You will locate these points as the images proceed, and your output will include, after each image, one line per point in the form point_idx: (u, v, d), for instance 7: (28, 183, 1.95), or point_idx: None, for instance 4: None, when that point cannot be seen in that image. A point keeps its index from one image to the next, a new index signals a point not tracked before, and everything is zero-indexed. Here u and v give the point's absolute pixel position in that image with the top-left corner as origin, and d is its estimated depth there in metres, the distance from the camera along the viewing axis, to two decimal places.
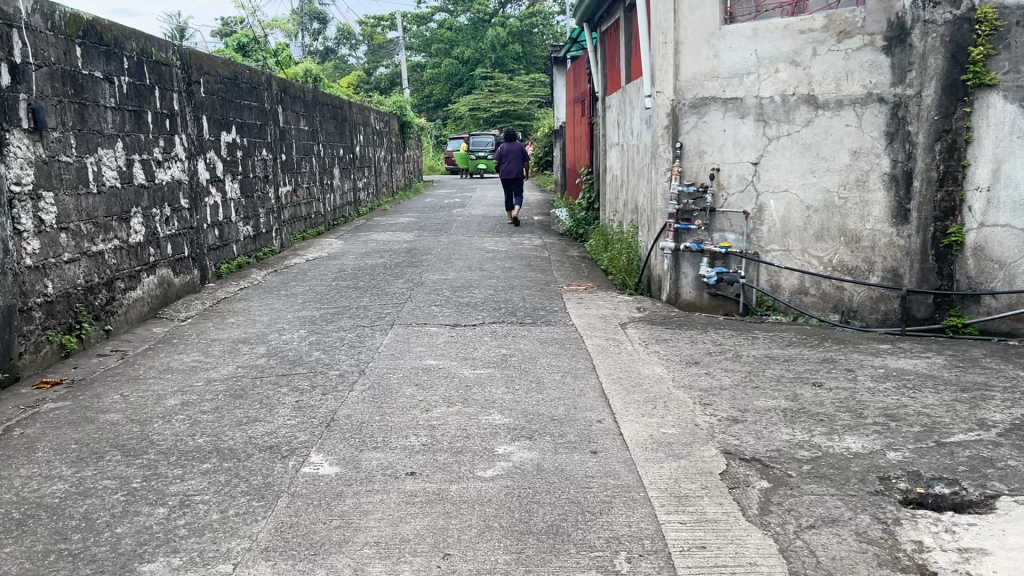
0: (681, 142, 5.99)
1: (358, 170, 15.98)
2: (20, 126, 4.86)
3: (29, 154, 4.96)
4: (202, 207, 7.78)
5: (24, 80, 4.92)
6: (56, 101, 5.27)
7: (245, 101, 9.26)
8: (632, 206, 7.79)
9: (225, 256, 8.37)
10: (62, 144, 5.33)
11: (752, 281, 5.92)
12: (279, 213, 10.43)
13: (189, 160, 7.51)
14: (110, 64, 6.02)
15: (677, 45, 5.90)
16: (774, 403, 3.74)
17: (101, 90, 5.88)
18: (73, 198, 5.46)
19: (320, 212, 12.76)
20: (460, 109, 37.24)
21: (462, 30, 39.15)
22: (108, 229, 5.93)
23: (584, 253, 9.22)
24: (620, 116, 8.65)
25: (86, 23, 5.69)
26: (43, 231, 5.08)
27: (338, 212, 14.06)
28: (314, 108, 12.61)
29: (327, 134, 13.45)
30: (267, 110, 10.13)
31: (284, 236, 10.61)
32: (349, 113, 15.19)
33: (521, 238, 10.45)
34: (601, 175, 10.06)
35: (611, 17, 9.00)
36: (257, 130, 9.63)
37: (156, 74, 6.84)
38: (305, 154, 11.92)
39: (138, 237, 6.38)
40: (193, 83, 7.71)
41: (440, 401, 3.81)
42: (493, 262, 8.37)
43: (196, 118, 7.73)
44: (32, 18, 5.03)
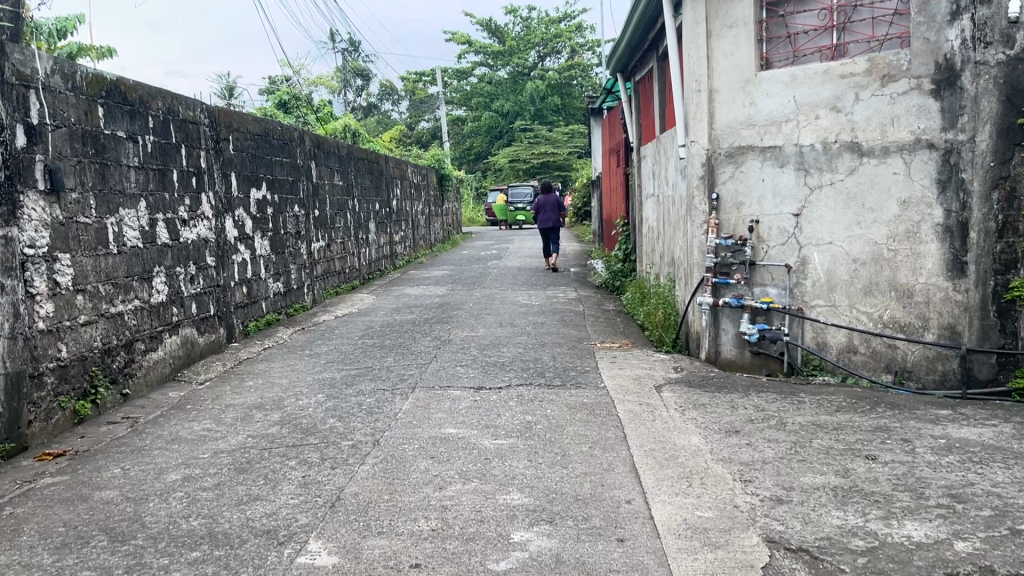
0: (717, 193, 5.79)
1: (394, 224, 15.94)
2: (36, 188, 4.79)
3: (45, 216, 4.87)
4: (230, 264, 7.68)
5: (41, 141, 4.85)
6: (75, 161, 5.20)
7: (277, 157, 9.26)
8: (668, 259, 7.50)
9: (253, 313, 8.25)
10: (80, 205, 5.25)
11: (797, 339, 5.57)
12: (311, 268, 10.33)
13: (216, 218, 7.44)
14: (134, 123, 5.97)
15: (711, 93, 5.76)
16: (823, 480, 3.38)
17: (124, 149, 5.82)
18: (92, 259, 5.36)
19: (355, 267, 12.66)
20: (500, 161, 37.44)
21: (502, 84, 39.57)
22: (128, 289, 5.80)
23: (620, 306, 8.92)
24: (654, 167, 8.45)
25: (109, 83, 5.64)
26: (57, 293, 4.95)
27: (374, 266, 13.97)
28: (349, 163, 12.61)
29: (363, 189, 13.43)
30: (300, 166, 10.11)
31: (316, 291, 10.49)
32: (385, 168, 15.21)
33: (556, 291, 10.18)
34: (637, 226, 9.80)
35: (644, 66, 8.85)
36: (288, 187, 9.60)
37: (183, 132, 6.80)
38: (339, 209, 11.87)
39: (160, 296, 6.27)
40: (222, 141, 7.67)
41: (456, 477, 3.51)
42: (525, 318, 8.11)
43: (224, 175, 7.68)
44: (51, 78, 4.98)
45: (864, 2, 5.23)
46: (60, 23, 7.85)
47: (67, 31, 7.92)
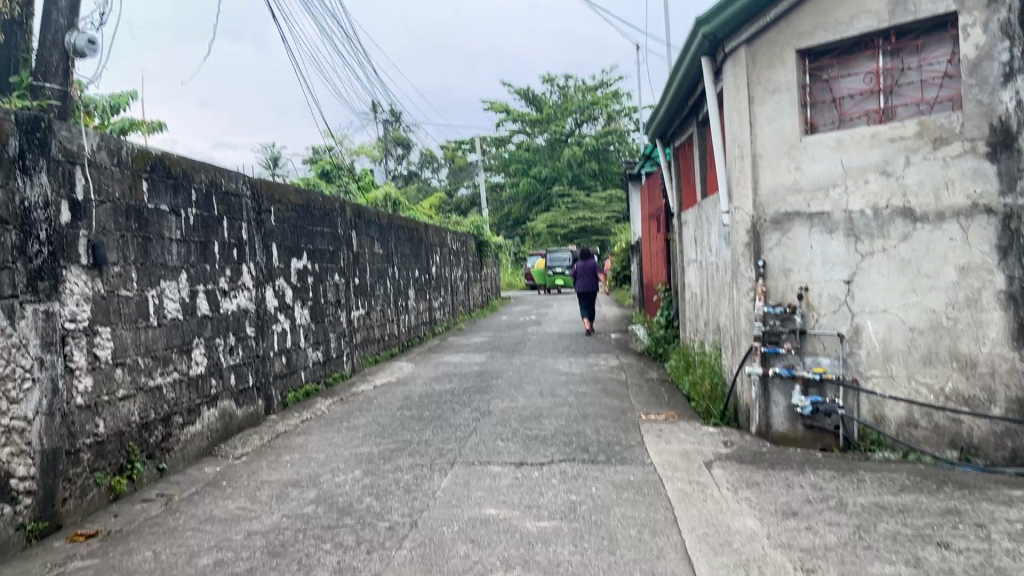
0: (764, 260, 5.64)
1: (433, 291, 15.95)
2: (79, 263, 4.81)
3: (87, 290, 4.88)
4: (269, 334, 7.67)
5: (85, 216, 4.89)
6: (118, 236, 5.23)
7: (318, 227, 9.33)
8: (713, 326, 7.32)
9: (292, 383, 8.20)
10: (122, 278, 5.26)
11: (853, 412, 5.32)
12: (351, 336, 10.31)
13: (256, 288, 7.45)
14: (177, 196, 6.04)
15: (755, 158, 5.67)
16: (893, 570, 3.14)
17: (167, 222, 5.87)
18: (132, 332, 5.35)
19: (394, 334, 12.62)
20: (538, 226, 37.63)
21: (540, 150, 40.04)
22: (167, 362, 5.77)
23: (664, 375, 8.70)
24: (696, 234, 8.32)
25: (154, 158, 5.72)
26: (96, 368, 4.93)
27: (413, 332, 13.93)
28: (389, 231, 12.69)
29: (402, 256, 13.48)
30: (340, 235, 10.18)
31: (355, 360, 10.45)
32: (424, 235, 15.30)
33: (598, 359, 10.00)
34: (679, 292, 9.64)
35: (683, 132, 8.80)
36: (329, 255, 9.65)
37: (225, 204, 6.86)
38: (378, 276, 11.90)
39: (199, 368, 6.23)
40: (264, 212, 7.74)
41: (498, 564, 3.34)
42: (566, 387, 7.93)
43: (265, 246, 7.72)
44: (97, 154, 5.05)
45: (912, 65, 5.14)
46: (114, 100, 8.09)
47: (120, 106, 8.14)
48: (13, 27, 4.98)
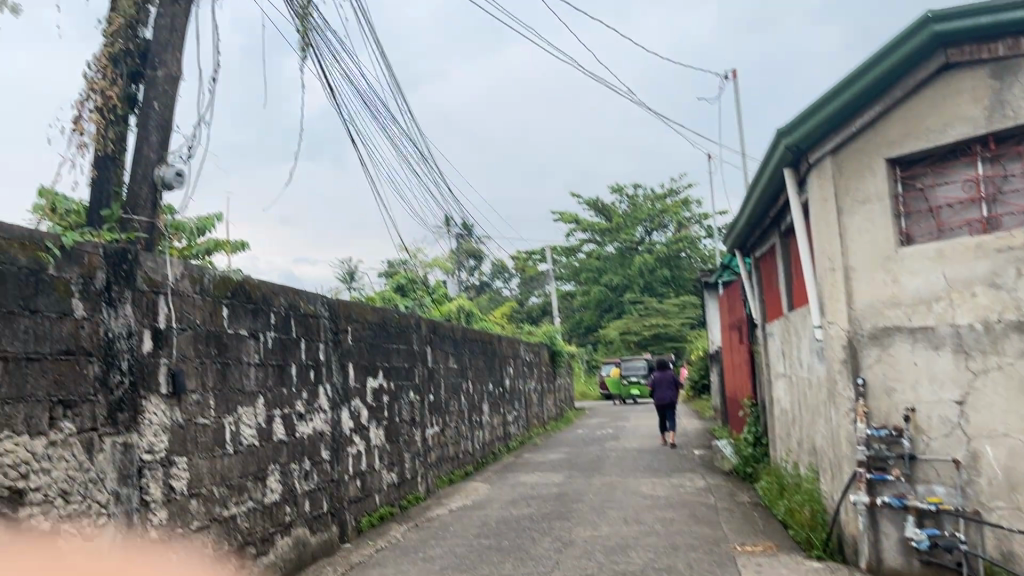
0: (864, 378, 5.33)
1: (508, 404, 15.70)
2: (158, 392, 4.78)
3: (166, 419, 4.83)
4: (345, 457, 7.53)
5: (166, 345, 4.89)
6: (198, 363, 5.22)
7: (394, 344, 9.30)
8: (808, 446, 6.88)
9: (367, 507, 7.99)
10: (200, 405, 5.22)
11: (978, 548, 4.80)
12: (425, 455, 10.10)
13: (333, 409, 7.36)
14: (256, 320, 6.05)
15: (847, 270, 5.44)
16: None
17: (246, 347, 5.87)
18: (208, 461, 5.26)
19: (468, 451, 12.35)
20: (610, 334, 37.26)
21: (610, 259, 40.12)
22: (242, 490, 5.65)
23: (755, 497, 8.18)
24: (784, 347, 7.96)
25: (236, 283, 5.78)
26: (171, 499, 4.83)
27: (488, 449, 13.64)
28: (463, 345, 12.61)
29: (476, 370, 13.36)
30: (416, 352, 10.12)
31: (430, 480, 10.19)
32: (498, 348, 15.18)
33: (682, 479, 9.53)
34: (768, 408, 9.18)
35: (765, 243, 8.57)
36: (404, 373, 9.57)
37: (303, 326, 6.87)
38: (453, 392, 11.75)
39: (274, 495, 6.10)
40: (341, 332, 7.74)
41: None
42: (651, 513, 7.51)
43: (342, 366, 7.68)
44: (180, 282, 5.10)
45: (1015, 171, 4.86)
46: (202, 221, 8.35)
47: (207, 228, 8.39)
48: (107, 162, 5.17)
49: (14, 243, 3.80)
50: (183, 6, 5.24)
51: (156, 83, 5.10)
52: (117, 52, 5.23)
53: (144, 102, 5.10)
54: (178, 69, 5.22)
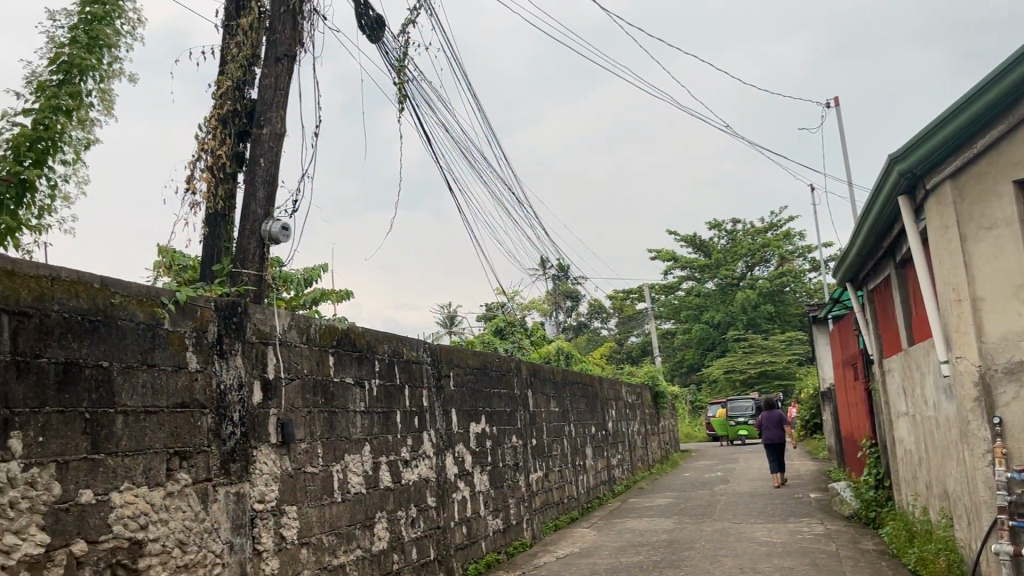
0: (999, 416, 4.94)
1: (611, 447, 15.41)
2: (268, 441, 4.85)
3: (276, 469, 4.89)
4: (451, 504, 7.48)
5: (275, 395, 4.97)
6: (306, 412, 5.29)
7: (495, 389, 9.27)
8: (939, 490, 6.43)
9: (473, 554, 7.90)
10: (309, 454, 5.27)
11: None
12: (530, 501, 9.96)
13: (437, 455, 7.35)
14: (361, 367, 6.11)
15: (974, 301, 5.07)
16: None
17: (352, 395, 5.92)
18: (318, 509, 5.30)
19: (573, 495, 12.14)
20: (714, 372, 36.33)
21: (711, 295, 39.31)
22: (351, 539, 5.66)
23: (881, 545, 7.69)
24: (904, 384, 7.52)
25: (340, 332, 5.86)
26: (283, 548, 4.87)
27: (593, 493, 13.39)
28: (564, 388, 12.47)
29: (579, 413, 13.18)
30: (517, 395, 10.05)
31: (535, 526, 10.04)
32: (599, 390, 14.97)
33: (800, 525, 9.06)
34: (890, 448, 8.66)
35: (878, 274, 8.16)
36: (507, 417, 9.51)
37: (407, 372, 6.90)
38: (556, 435, 11.60)
39: (382, 543, 6.09)
40: (444, 377, 7.76)
41: None
42: (769, 561, 7.14)
43: (445, 411, 7.68)
44: (288, 333, 5.20)
45: None
46: (308, 272, 8.59)
47: (314, 278, 8.62)
48: (217, 220, 5.43)
49: (132, 300, 3.94)
50: (286, 65, 5.43)
51: (262, 140, 5.28)
52: (226, 112, 5.46)
53: (252, 159, 5.28)
54: (283, 125, 5.40)
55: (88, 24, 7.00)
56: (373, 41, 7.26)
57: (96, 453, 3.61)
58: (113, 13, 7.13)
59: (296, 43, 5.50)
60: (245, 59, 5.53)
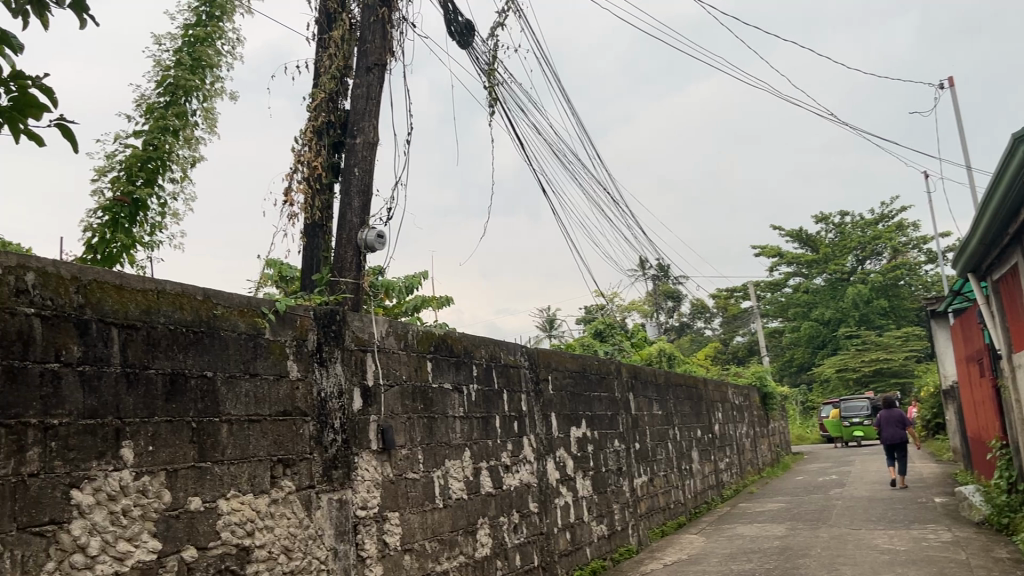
0: None
1: (718, 451, 15.00)
2: (369, 448, 4.89)
3: (377, 475, 4.92)
4: (554, 509, 7.40)
5: (375, 402, 5.00)
6: (405, 418, 5.31)
7: (596, 392, 9.13)
8: None
9: (578, 560, 7.79)
10: (409, 460, 5.29)
11: None
12: (635, 506, 9.77)
13: (538, 460, 7.28)
14: (459, 373, 6.10)
15: None
16: None
17: (451, 400, 5.91)
18: (419, 516, 5.31)
19: (680, 500, 11.85)
20: (826, 371, 35.00)
21: (820, 292, 37.93)
22: (453, 545, 5.65)
23: (1015, 553, 7.16)
24: None
25: (438, 338, 5.87)
26: (386, 554, 4.89)
27: (700, 498, 13.04)
28: (667, 391, 12.20)
29: (683, 416, 12.87)
30: (618, 399, 9.88)
31: (641, 532, 9.84)
32: (704, 392, 14.59)
33: (924, 531, 8.55)
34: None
35: (1004, 263, 7.62)
36: (608, 421, 9.36)
37: (505, 377, 6.86)
38: (660, 439, 11.36)
39: (485, 549, 6.06)
40: (542, 381, 7.68)
41: None
42: (891, 571, 6.74)
43: (545, 416, 7.61)
44: (386, 340, 5.23)
45: None
46: (409, 280, 8.69)
47: (415, 285, 8.71)
48: (315, 230, 5.53)
49: (233, 311, 4.03)
50: (377, 74, 5.47)
51: (356, 149, 5.33)
52: (320, 124, 5.55)
53: (346, 169, 5.34)
54: (375, 134, 5.44)
55: (191, 46, 7.29)
56: (463, 47, 7.27)
57: (203, 462, 3.69)
58: (214, 34, 7.40)
59: (385, 52, 5.54)
60: (337, 70, 5.61)
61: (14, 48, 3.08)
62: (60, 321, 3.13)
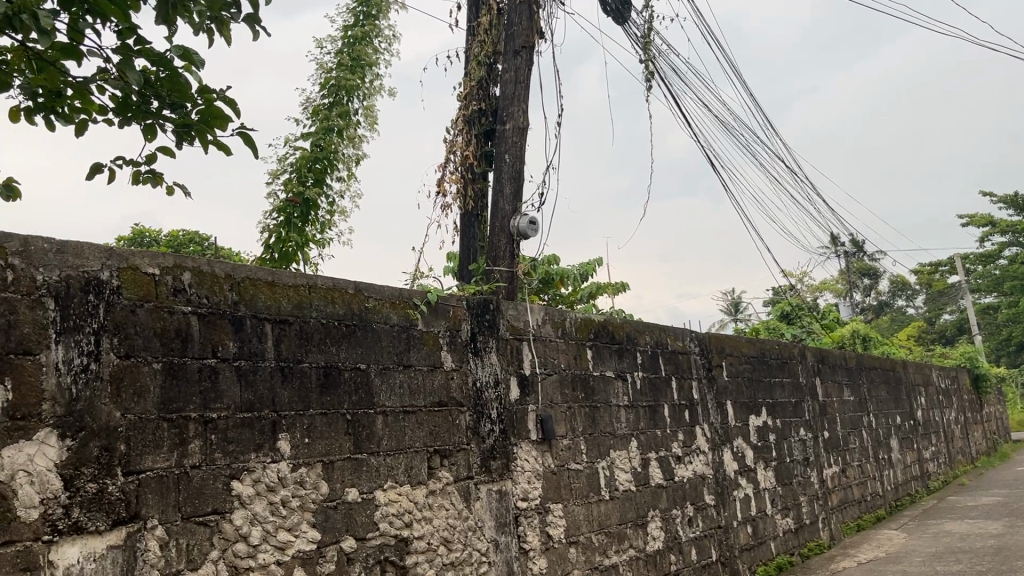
0: None
1: (923, 439, 13.79)
2: (529, 438, 4.80)
3: (538, 466, 4.82)
4: (732, 502, 7.02)
5: (532, 391, 4.90)
6: (566, 407, 5.17)
7: (777, 377, 8.60)
8: None
9: (762, 555, 7.36)
10: (572, 450, 5.15)
11: None
12: (826, 499, 9.14)
13: (714, 450, 6.93)
14: (623, 360, 5.89)
15: None
16: None
17: (614, 388, 5.72)
18: (585, 507, 5.16)
19: (878, 493, 10.99)
20: None
21: None
22: (622, 538, 5.46)
23: None
24: None
25: (598, 324, 5.68)
26: (550, 547, 4.79)
27: (902, 490, 12.04)
28: (860, 375, 11.34)
29: (880, 402, 11.93)
30: (803, 384, 9.26)
31: (834, 527, 9.19)
32: (904, 375, 13.46)
33: None
34: None
35: None
36: (793, 409, 8.79)
37: (673, 363, 6.56)
38: (853, 427, 10.57)
39: (657, 543, 5.83)
40: (716, 367, 7.31)
41: None
42: None
43: (720, 404, 7.23)
44: (542, 328, 5.11)
45: None
46: (583, 267, 8.54)
47: (588, 273, 8.55)
48: (471, 219, 5.51)
49: (386, 302, 4.05)
50: (525, 57, 5.35)
51: (506, 135, 5.25)
52: (471, 112, 5.52)
53: (497, 156, 5.28)
54: (525, 118, 5.33)
55: (351, 47, 7.54)
56: (619, 23, 7.00)
57: (359, 453, 3.73)
58: (371, 33, 7.61)
59: (533, 33, 5.40)
60: (486, 56, 5.55)
61: (199, 64, 3.30)
62: (216, 318, 3.24)
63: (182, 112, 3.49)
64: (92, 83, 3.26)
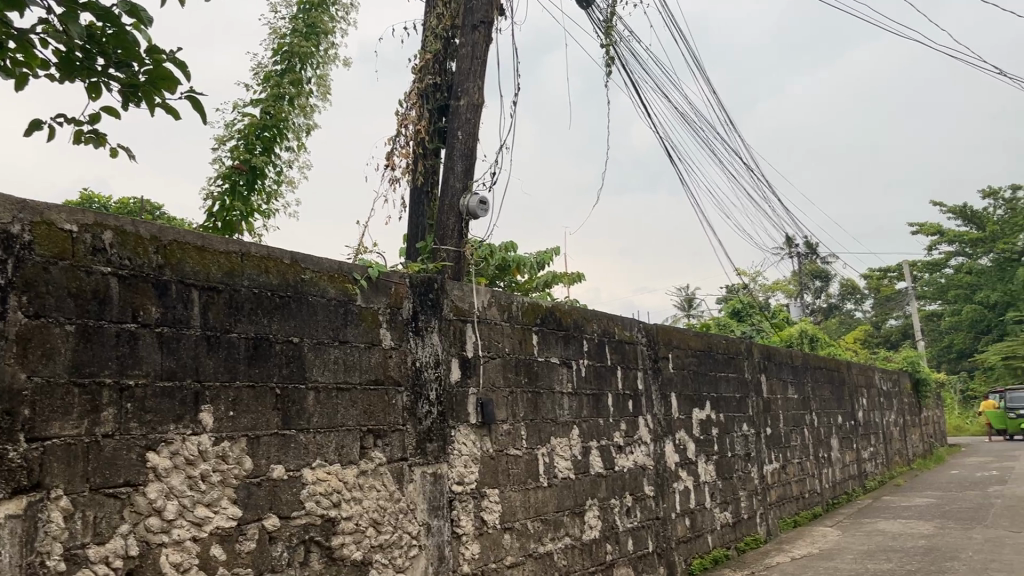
0: None
1: (863, 440, 14.03)
2: (467, 421, 4.70)
3: (476, 450, 4.73)
4: (672, 494, 7.02)
5: (474, 374, 4.81)
6: (508, 392, 5.09)
7: (723, 372, 8.63)
8: None
9: (698, 548, 7.39)
10: (512, 435, 5.07)
11: None
12: (765, 495, 9.22)
13: (656, 442, 6.91)
14: (568, 347, 5.82)
15: None
16: None
17: (558, 375, 5.65)
18: (521, 493, 5.09)
19: (816, 490, 11.14)
20: (990, 358, 32.29)
21: (985, 272, 34.98)
22: (558, 526, 5.41)
23: None
24: None
25: (545, 310, 5.60)
26: (484, 532, 4.71)
27: (839, 489, 12.23)
28: (805, 373, 11.46)
29: (823, 401, 12.09)
30: (748, 380, 9.32)
31: (771, 522, 9.28)
32: (848, 376, 13.65)
33: None
34: None
35: None
36: (737, 404, 8.84)
37: (619, 353, 6.52)
38: (795, 425, 10.69)
39: (593, 532, 5.79)
40: (662, 359, 7.29)
41: None
42: None
43: (664, 396, 7.21)
44: (487, 311, 5.01)
45: None
46: (539, 255, 8.46)
47: (544, 260, 8.48)
48: (421, 196, 5.38)
49: (323, 275, 3.91)
50: (483, 33, 5.22)
51: (460, 112, 5.13)
52: (425, 86, 5.38)
53: (450, 132, 5.15)
54: (481, 95, 5.21)
55: (307, 13, 7.33)
56: (582, 6, 6.90)
57: (287, 429, 3.60)
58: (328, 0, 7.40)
59: (492, 8, 5.27)
60: (443, 30, 5.41)
61: (146, 21, 3.10)
62: (139, 281, 3.08)
63: (128, 72, 3.30)
64: (31, 35, 3.06)
